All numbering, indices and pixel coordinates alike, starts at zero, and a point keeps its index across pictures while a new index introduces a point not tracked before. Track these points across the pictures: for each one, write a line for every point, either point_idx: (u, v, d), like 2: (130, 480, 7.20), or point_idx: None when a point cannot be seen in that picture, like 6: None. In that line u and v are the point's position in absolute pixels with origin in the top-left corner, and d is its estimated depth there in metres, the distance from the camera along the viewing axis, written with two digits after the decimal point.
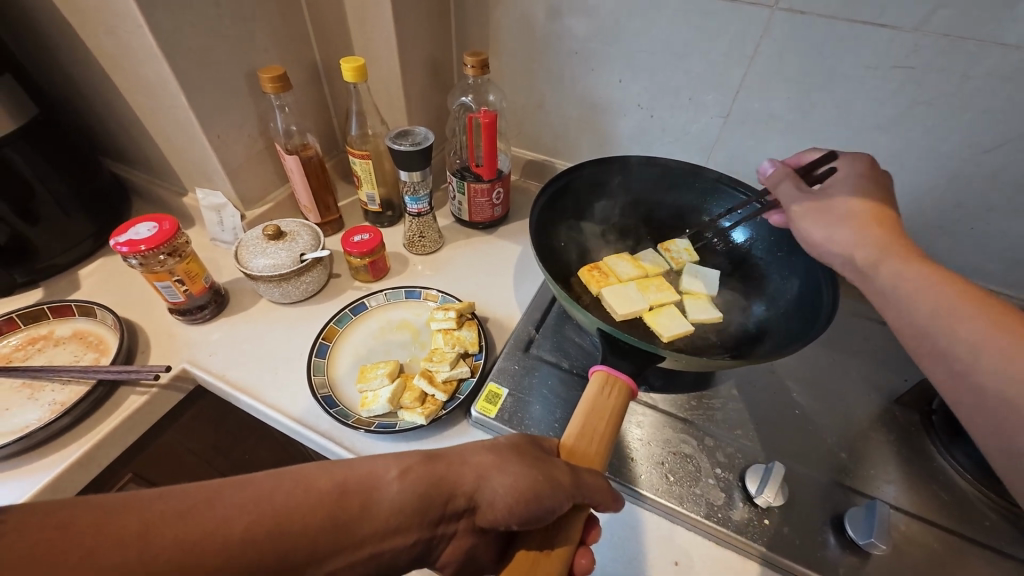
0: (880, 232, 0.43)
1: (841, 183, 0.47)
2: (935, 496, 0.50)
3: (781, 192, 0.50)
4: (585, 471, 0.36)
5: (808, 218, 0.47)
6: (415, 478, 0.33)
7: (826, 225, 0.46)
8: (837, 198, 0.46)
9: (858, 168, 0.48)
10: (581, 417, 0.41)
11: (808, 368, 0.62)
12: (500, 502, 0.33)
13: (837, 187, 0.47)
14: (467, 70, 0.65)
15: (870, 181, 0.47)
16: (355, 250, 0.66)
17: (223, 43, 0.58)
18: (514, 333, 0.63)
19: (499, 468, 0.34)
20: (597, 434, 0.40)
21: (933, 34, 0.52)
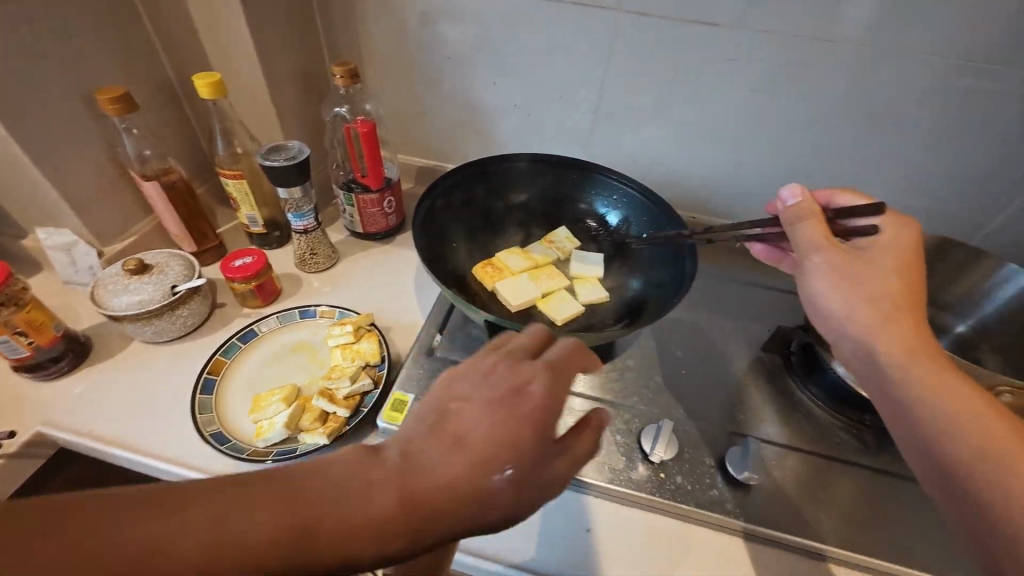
0: (900, 321, 0.40)
1: (880, 256, 0.43)
2: (798, 426, 0.58)
3: (796, 237, 0.45)
4: None
5: (824, 276, 0.43)
6: (264, 519, 0.24)
7: (847, 295, 0.42)
8: (871, 272, 0.42)
9: (901, 241, 0.44)
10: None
11: (691, 331, 0.69)
12: (371, 539, 0.26)
13: (876, 258, 0.43)
14: (337, 80, 0.64)
15: (909, 257, 0.43)
16: (238, 275, 0.62)
17: (46, 64, 0.52)
18: (418, 338, 0.63)
19: (364, 504, 0.26)
20: None
21: (746, 30, 0.61)
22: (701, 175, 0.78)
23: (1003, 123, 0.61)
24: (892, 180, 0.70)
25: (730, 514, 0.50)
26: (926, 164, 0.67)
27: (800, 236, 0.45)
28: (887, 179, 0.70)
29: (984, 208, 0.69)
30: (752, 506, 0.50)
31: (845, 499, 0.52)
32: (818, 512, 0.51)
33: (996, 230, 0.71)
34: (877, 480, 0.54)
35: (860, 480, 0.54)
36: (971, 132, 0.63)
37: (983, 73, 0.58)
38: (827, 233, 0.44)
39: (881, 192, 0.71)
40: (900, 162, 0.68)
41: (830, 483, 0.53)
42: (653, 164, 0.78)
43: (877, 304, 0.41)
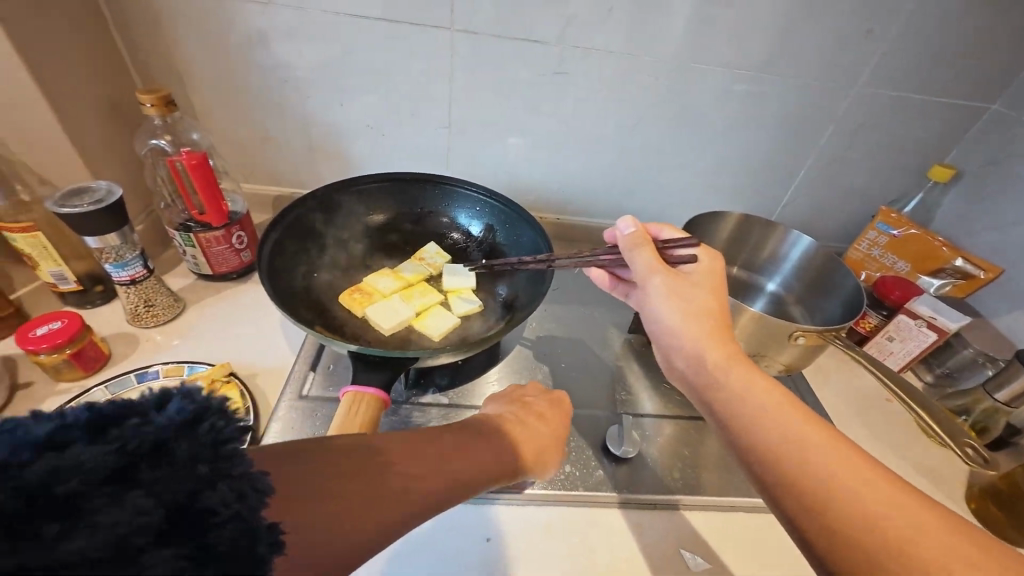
0: (718, 342, 0.45)
1: (700, 282, 0.48)
2: (663, 394, 0.65)
3: (634, 264, 0.48)
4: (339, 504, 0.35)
5: (662, 300, 0.47)
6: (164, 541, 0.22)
7: (674, 314, 0.46)
8: (694, 291, 0.47)
9: (713, 264, 0.49)
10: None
11: (567, 326, 0.73)
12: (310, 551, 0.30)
13: (696, 281, 0.48)
14: (148, 110, 0.57)
15: (720, 278, 0.49)
16: (43, 345, 0.52)
17: None
18: (287, 381, 0.58)
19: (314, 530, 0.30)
20: None
21: (569, 47, 0.67)
22: (557, 180, 0.83)
23: (777, 117, 0.75)
24: (710, 170, 0.82)
25: (614, 489, 0.54)
26: (731, 155, 0.80)
27: (637, 266, 0.48)
28: (706, 170, 0.82)
29: (779, 186, 0.84)
30: (632, 476, 0.55)
31: (709, 452, 0.59)
32: (686, 468, 0.57)
33: (790, 203, 0.86)
34: None
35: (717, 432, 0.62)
36: (757, 126, 0.76)
37: (755, 78, 0.71)
38: (658, 259, 0.48)
39: (702, 182, 0.84)
40: (711, 155, 0.80)
41: (696, 441, 0.60)
42: (513, 173, 0.82)
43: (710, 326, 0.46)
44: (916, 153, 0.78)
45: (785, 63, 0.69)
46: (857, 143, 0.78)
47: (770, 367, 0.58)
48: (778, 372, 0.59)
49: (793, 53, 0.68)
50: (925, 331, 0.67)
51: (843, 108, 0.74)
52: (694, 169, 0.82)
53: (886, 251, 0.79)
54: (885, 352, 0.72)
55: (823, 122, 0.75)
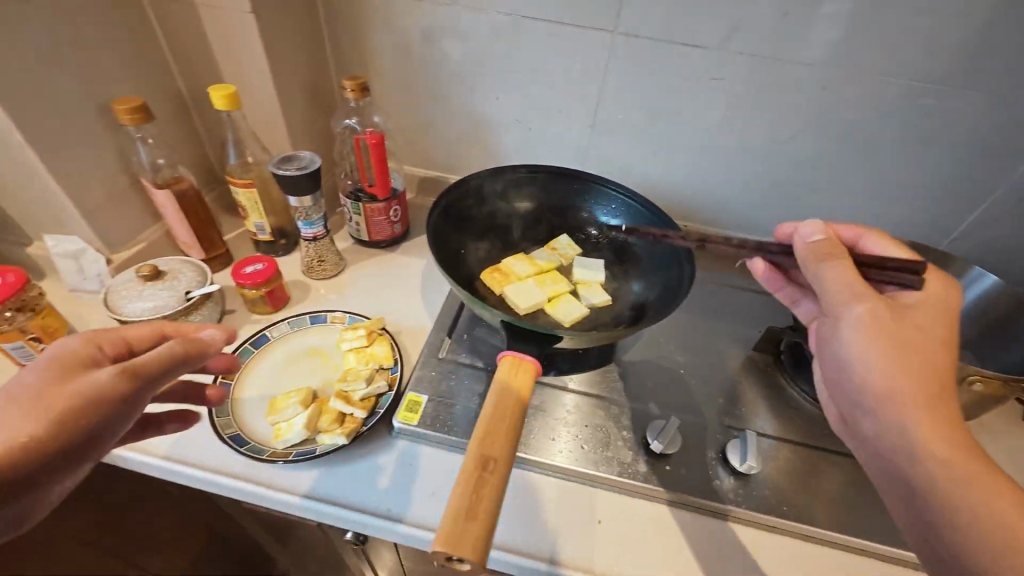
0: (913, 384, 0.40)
1: (913, 314, 0.43)
2: (789, 419, 0.62)
3: (822, 273, 0.45)
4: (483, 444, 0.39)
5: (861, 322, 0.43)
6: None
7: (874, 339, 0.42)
8: (902, 319, 0.43)
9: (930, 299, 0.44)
10: (494, 405, 0.42)
11: (688, 334, 0.72)
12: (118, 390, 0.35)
13: (904, 312, 0.44)
14: (347, 94, 0.66)
15: (941, 313, 0.44)
16: (248, 283, 0.63)
17: (66, 78, 0.54)
18: (426, 342, 0.64)
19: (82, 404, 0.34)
20: (509, 424, 0.41)
21: (732, 52, 0.66)
22: (691, 187, 0.82)
23: (963, 138, 0.67)
24: (866, 190, 0.76)
25: (730, 502, 0.53)
26: (895, 177, 0.73)
27: (832, 280, 0.44)
28: (863, 191, 0.76)
29: (951, 215, 0.75)
30: (751, 494, 0.53)
31: (838, 488, 0.55)
32: (811, 498, 0.54)
33: (963, 236, 0.77)
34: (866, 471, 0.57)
35: (849, 470, 0.57)
36: (936, 146, 0.69)
37: (942, 94, 0.64)
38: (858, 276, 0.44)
39: (855, 203, 0.77)
40: (872, 175, 0.74)
41: (825, 474, 0.57)
42: (646, 176, 0.83)
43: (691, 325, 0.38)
44: None
45: (985, 78, 0.62)
46: None
47: None
48: None
49: (997, 67, 0.61)
50: None
51: None
52: (849, 189, 0.76)
53: None
54: None
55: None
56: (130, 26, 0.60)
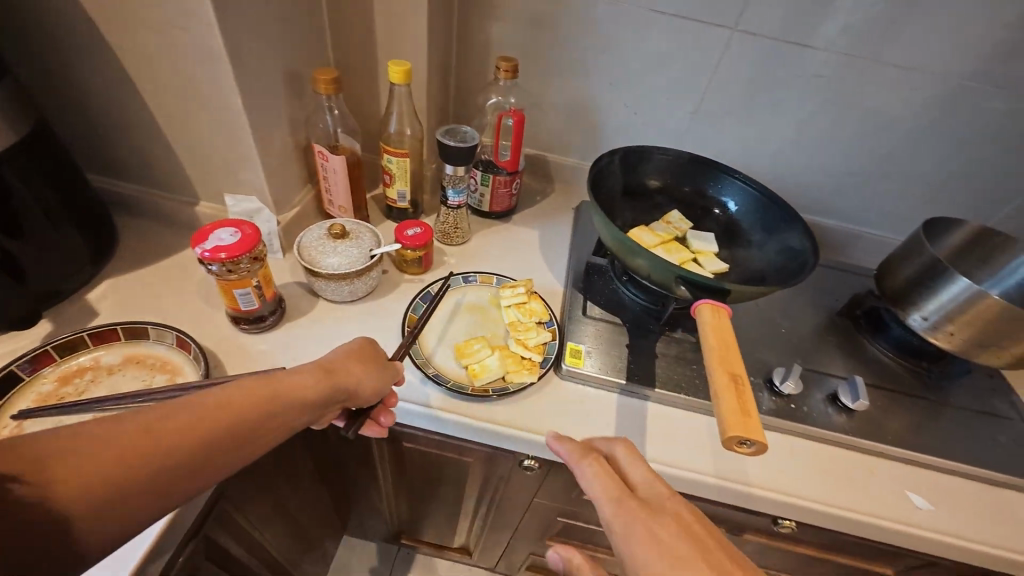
0: None
1: None
2: (874, 371, 0.74)
3: None
4: (722, 363, 0.43)
5: None
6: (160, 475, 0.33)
7: None
8: None
9: None
10: (714, 340, 0.46)
11: (779, 301, 0.82)
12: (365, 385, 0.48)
13: None
14: (498, 73, 0.72)
15: None
16: (410, 244, 0.69)
17: (272, 45, 0.59)
18: (568, 301, 0.73)
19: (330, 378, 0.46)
20: (732, 342, 0.46)
21: (836, 52, 0.76)
22: (772, 172, 0.92)
23: (1015, 136, 0.80)
24: (927, 179, 0.88)
25: (848, 432, 0.63)
26: (952, 169, 0.86)
27: None
28: (923, 180, 0.88)
29: (995, 203, 0.88)
30: (863, 427, 0.64)
31: (926, 424, 0.67)
32: (911, 433, 0.65)
33: (1002, 222, 0.90)
34: (944, 411, 0.69)
35: (929, 410, 0.69)
36: (992, 142, 0.81)
37: (1006, 96, 0.76)
38: None
39: (915, 191, 0.89)
40: (934, 167, 0.86)
41: (913, 413, 0.68)
42: (734, 160, 0.92)
43: (684, 548, 0.38)
44: None
45: None
46: None
47: (998, 358, 0.65)
48: (1001, 365, 0.66)
49: None
50: None
51: None
52: (912, 178, 0.88)
53: None
54: None
55: None
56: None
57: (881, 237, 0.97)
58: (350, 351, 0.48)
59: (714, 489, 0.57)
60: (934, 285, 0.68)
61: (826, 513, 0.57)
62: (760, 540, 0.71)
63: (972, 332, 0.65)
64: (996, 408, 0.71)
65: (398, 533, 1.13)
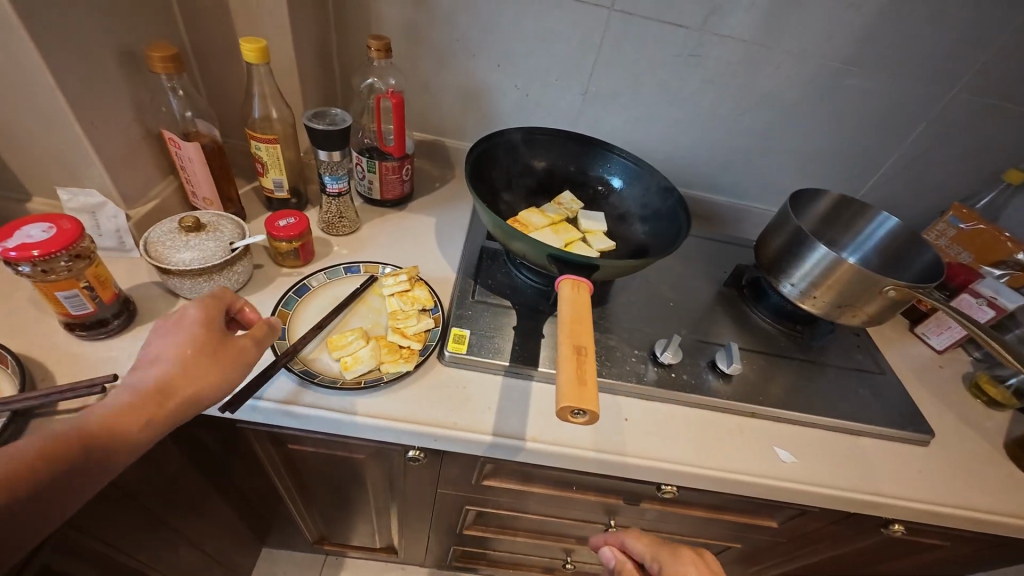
0: None
1: None
2: (754, 337, 0.78)
3: None
4: (571, 339, 0.43)
5: None
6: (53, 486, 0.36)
7: None
8: None
9: None
10: (568, 313, 0.46)
11: (670, 275, 0.85)
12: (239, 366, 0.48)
13: None
14: (371, 53, 0.69)
15: None
16: (283, 236, 0.65)
17: (92, 18, 0.53)
18: (456, 286, 0.71)
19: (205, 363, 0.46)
20: (585, 317, 0.46)
21: (708, 33, 0.78)
22: (664, 152, 0.95)
23: (872, 112, 0.86)
24: (801, 155, 0.94)
25: (723, 397, 0.66)
26: (822, 144, 0.92)
27: None
28: (798, 155, 0.93)
29: (862, 174, 0.95)
30: (737, 390, 0.67)
31: (799, 385, 0.71)
32: (783, 394, 0.69)
33: (868, 193, 0.98)
34: (814, 368, 0.74)
35: (800, 369, 0.74)
36: (854, 118, 0.87)
37: (862, 74, 0.82)
38: None
39: (792, 166, 0.95)
40: (806, 142, 0.91)
41: (786, 373, 0.72)
42: (629, 140, 0.94)
43: None
44: (993, 158, 0.89)
45: (890, 63, 0.80)
46: (942, 142, 0.88)
47: (855, 317, 0.71)
48: (858, 323, 0.72)
49: (902, 54, 0.79)
50: (985, 308, 0.79)
51: (936, 109, 0.85)
52: (788, 154, 0.93)
53: (952, 242, 0.90)
54: (944, 325, 0.84)
55: (913, 121, 0.87)
56: None
57: (766, 211, 1.03)
58: (206, 335, 0.47)
59: (593, 462, 0.58)
60: (800, 252, 0.72)
61: (699, 474, 0.59)
62: (655, 506, 0.74)
63: (833, 294, 0.70)
64: (859, 363, 0.77)
65: (319, 539, 1.09)
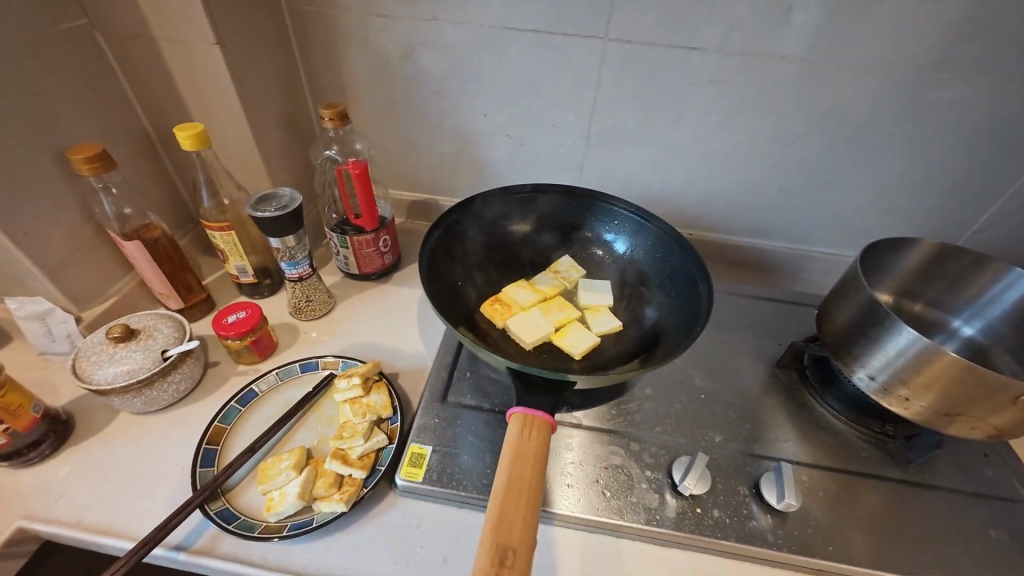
0: None
1: None
2: (822, 442, 0.57)
3: None
4: (504, 526, 0.36)
5: None
6: None
7: None
8: None
9: None
10: (504, 483, 0.39)
11: (704, 352, 0.67)
12: None
13: None
14: (326, 123, 0.61)
15: None
16: (231, 334, 0.58)
17: (14, 127, 0.50)
18: (427, 384, 0.60)
19: None
20: (526, 481, 0.39)
21: (732, 52, 0.62)
22: (693, 194, 0.78)
23: (984, 127, 0.64)
24: (881, 186, 0.72)
25: (772, 546, 0.48)
26: (911, 172, 0.70)
27: None
28: (876, 189, 0.72)
29: (972, 206, 0.72)
30: (792, 532, 0.49)
31: (888, 521, 0.51)
32: (860, 538, 0.49)
33: (984, 229, 0.74)
34: (912, 494, 0.53)
35: (891, 495, 0.53)
36: (954, 138, 0.65)
37: (963, 81, 0.60)
38: None
39: (869, 201, 0.74)
40: (886, 172, 0.70)
41: (867, 500, 0.52)
42: (648, 184, 0.78)
43: None
44: None
45: (1006, 63, 0.58)
46: None
47: (975, 429, 0.49)
48: (980, 437, 0.50)
49: None
50: None
51: None
52: (862, 187, 0.72)
53: None
54: None
55: None
56: (85, 66, 0.56)
57: (839, 256, 0.81)
58: None
59: None
60: (877, 334, 0.53)
61: None
62: None
63: (932, 398, 0.49)
64: (987, 485, 0.54)
65: None
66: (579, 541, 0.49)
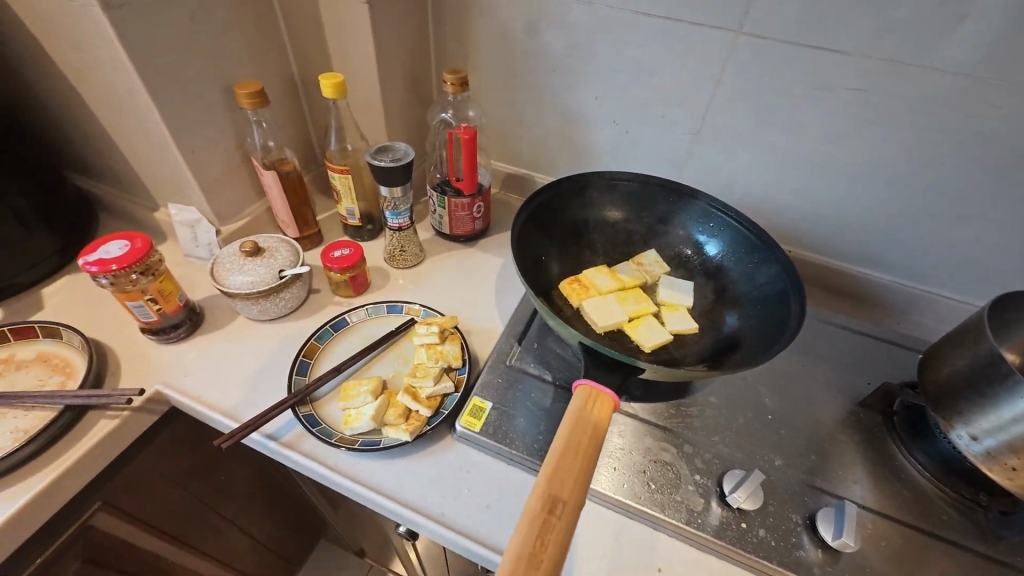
0: None
1: None
2: (897, 493, 0.53)
3: None
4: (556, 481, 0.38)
5: None
6: None
7: None
8: None
9: None
10: (561, 445, 0.41)
11: (780, 374, 0.64)
12: None
13: None
14: (447, 87, 0.65)
15: None
16: (335, 266, 0.65)
17: (199, 60, 0.59)
18: (496, 346, 0.63)
19: None
20: (582, 447, 0.41)
21: (880, 60, 0.57)
22: (802, 208, 0.73)
23: None
24: None
25: None
26: None
27: None
28: None
29: None
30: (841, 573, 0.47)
31: None
32: None
33: None
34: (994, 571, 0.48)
35: (967, 566, 0.48)
36: None
37: None
38: None
39: (1014, 248, 0.65)
40: None
41: (937, 564, 0.48)
42: (753, 191, 0.75)
43: None
44: None
45: None
46: None
47: None
48: None
49: None
50: None
51: None
52: (1009, 231, 0.64)
53: None
54: None
55: None
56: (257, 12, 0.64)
57: (962, 303, 0.73)
58: None
59: None
60: (992, 393, 0.47)
61: None
62: None
63: None
64: None
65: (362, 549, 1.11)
66: (615, 523, 0.50)
